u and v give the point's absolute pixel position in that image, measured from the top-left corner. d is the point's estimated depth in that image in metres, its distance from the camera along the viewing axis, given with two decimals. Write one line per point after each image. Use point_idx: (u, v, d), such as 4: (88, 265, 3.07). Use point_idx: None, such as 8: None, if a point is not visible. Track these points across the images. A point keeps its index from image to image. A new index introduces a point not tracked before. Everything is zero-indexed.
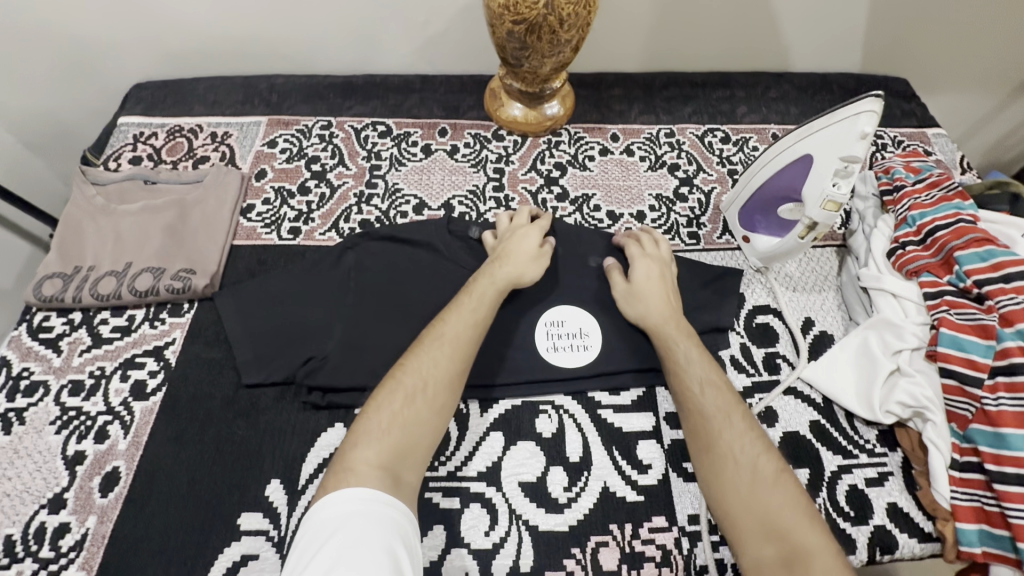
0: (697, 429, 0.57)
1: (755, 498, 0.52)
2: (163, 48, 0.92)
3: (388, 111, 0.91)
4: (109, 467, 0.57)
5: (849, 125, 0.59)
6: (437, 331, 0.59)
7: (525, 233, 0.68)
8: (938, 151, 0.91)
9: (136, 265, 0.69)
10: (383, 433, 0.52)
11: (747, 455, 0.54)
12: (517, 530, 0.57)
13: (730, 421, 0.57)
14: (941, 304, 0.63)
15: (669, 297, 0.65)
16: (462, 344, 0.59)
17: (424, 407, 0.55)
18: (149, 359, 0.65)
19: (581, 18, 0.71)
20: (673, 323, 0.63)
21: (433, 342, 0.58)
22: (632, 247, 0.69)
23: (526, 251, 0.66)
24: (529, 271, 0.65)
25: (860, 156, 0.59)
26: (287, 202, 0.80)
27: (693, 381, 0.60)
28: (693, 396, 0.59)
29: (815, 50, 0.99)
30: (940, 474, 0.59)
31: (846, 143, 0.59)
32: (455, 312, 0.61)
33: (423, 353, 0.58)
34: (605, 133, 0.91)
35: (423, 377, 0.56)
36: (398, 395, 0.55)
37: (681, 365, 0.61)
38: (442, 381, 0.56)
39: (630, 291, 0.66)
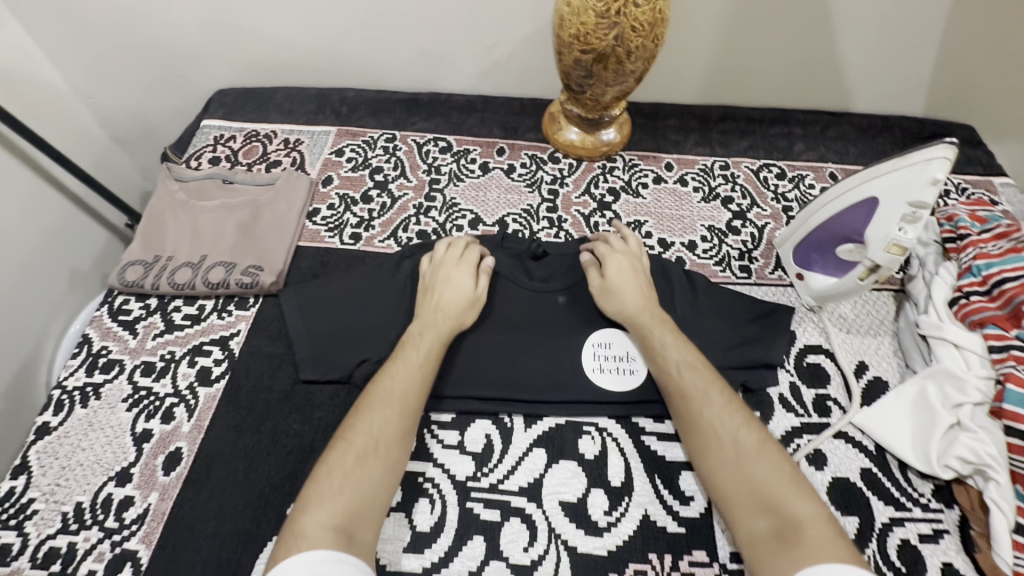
0: (681, 408, 0.60)
1: (741, 470, 0.55)
2: (247, 58, 0.99)
3: (450, 128, 0.94)
4: (172, 447, 0.61)
5: (920, 171, 0.58)
6: (384, 384, 0.59)
7: (456, 267, 0.69)
8: (1005, 201, 0.88)
9: (210, 258, 0.73)
10: (333, 496, 0.52)
11: (728, 429, 0.57)
12: (556, 549, 0.57)
13: (710, 397, 0.59)
14: (1008, 358, 0.62)
15: (640, 286, 0.68)
16: (412, 400, 0.59)
17: (376, 466, 0.55)
18: (214, 348, 0.68)
19: (649, 50, 0.73)
20: (646, 309, 0.66)
21: (381, 398, 0.58)
22: (602, 244, 0.72)
23: (463, 289, 0.67)
24: (470, 311, 0.66)
25: (931, 202, 0.58)
26: (350, 209, 0.84)
27: (671, 364, 0.62)
28: (672, 377, 0.62)
29: (876, 92, 0.99)
30: (1002, 537, 0.56)
31: (915, 189, 0.59)
32: (401, 363, 0.61)
33: (372, 411, 0.57)
34: (659, 162, 0.92)
35: (374, 437, 0.56)
36: (351, 455, 0.55)
37: (658, 348, 0.63)
38: (394, 438, 0.56)
39: (606, 286, 0.67)
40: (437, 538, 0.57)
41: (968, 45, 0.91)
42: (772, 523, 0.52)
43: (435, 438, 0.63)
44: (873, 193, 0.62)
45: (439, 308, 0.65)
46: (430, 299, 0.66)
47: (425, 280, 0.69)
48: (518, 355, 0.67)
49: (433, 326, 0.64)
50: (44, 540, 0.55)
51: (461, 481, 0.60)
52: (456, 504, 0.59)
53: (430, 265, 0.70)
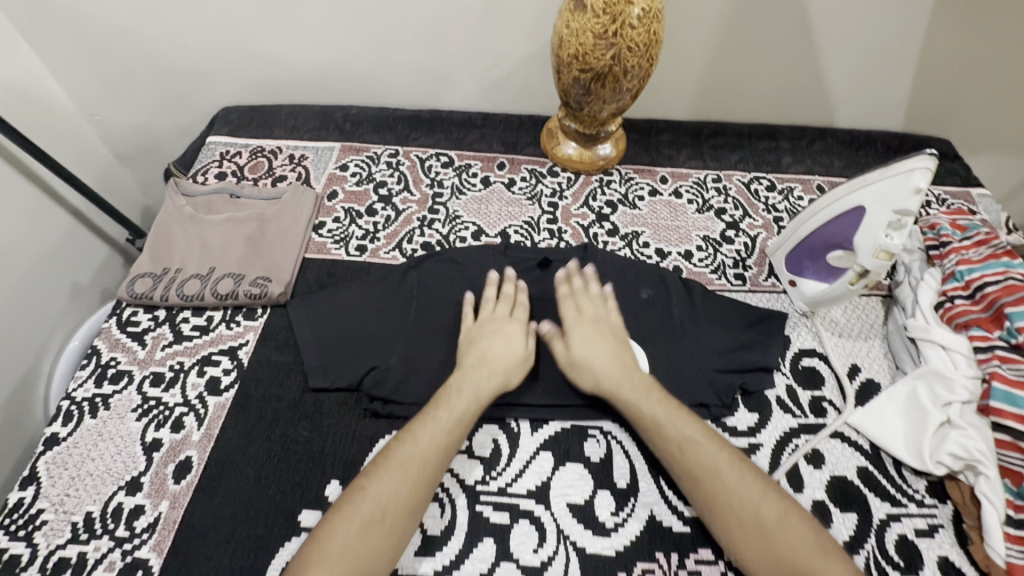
0: (694, 489, 0.58)
1: (768, 545, 0.53)
2: (252, 77, 1.02)
3: (451, 144, 0.97)
4: (183, 456, 0.61)
5: (902, 180, 0.62)
6: (405, 450, 0.57)
7: (505, 326, 0.68)
8: (982, 211, 0.93)
9: (218, 270, 0.75)
10: (334, 562, 0.50)
11: (748, 503, 0.55)
12: (565, 550, 0.58)
13: (722, 472, 0.57)
14: (992, 359, 0.65)
15: (610, 355, 0.66)
16: (429, 468, 0.57)
17: (381, 538, 0.53)
18: (223, 357, 0.69)
19: (644, 70, 0.77)
20: (621, 381, 0.64)
21: (398, 463, 0.57)
22: (569, 312, 0.70)
23: (513, 349, 0.66)
24: (517, 372, 0.65)
25: (914, 210, 0.62)
26: (355, 222, 0.86)
27: (674, 440, 0.60)
28: (679, 456, 0.59)
29: (858, 109, 1.04)
30: (994, 530, 0.58)
31: (900, 198, 0.62)
32: (428, 426, 0.59)
33: (385, 475, 0.56)
34: (654, 175, 0.95)
35: (382, 505, 0.54)
36: (356, 522, 0.53)
37: (656, 425, 0.61)
38: (404, 509, 0.54)
39: (573, 359, 0.66)
40: (448, 541, 0.58)
41: (941, 64, 0.97)
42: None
43: None
44: (859, 202, 0.65)
45: (484, 367, 0.64)
46: (477, 356, 0.65)
47: (471, 333, 0.68)
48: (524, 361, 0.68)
49: (472, 387, 0.63)
50: (54, 550, 0.55)
51: (470, 485, 0.61)
52: (465, 507, 0.60)
53: (478, 322, 0.68)
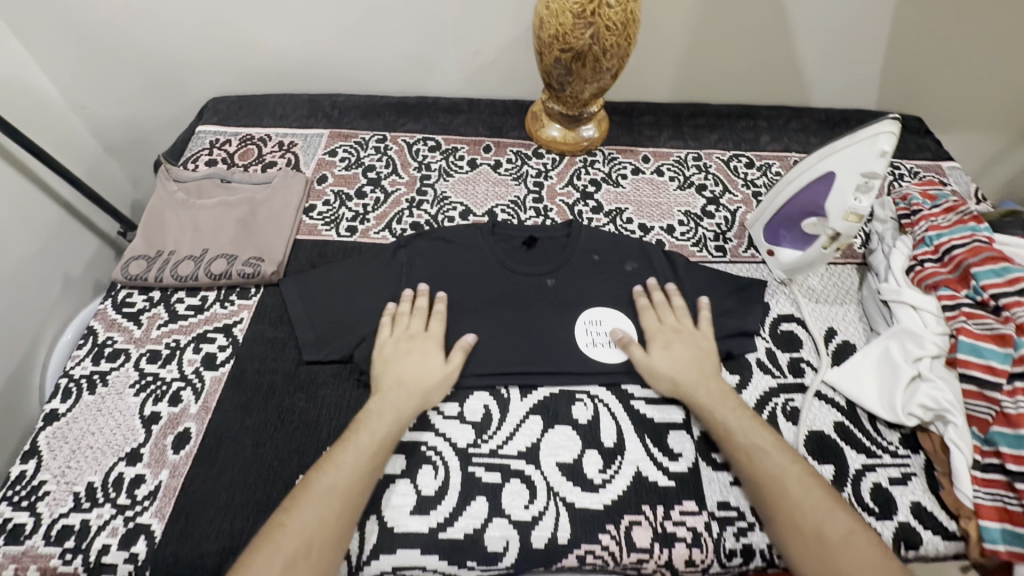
0: (758, 493, 0.59)
1: (831, 559, 0.53)
2: (239, 67, 1.03)
3: (438, 129, 0.99)
4: (182, 427, 0.63)
5: (869, 145, 0.64)
6: (328, 477, 0.56)
7: (422, 343, 0.67)
8: (953, 182, 0.96)
9: (211, 251, 0.76)
10: None
11: (813, 517, 0.55)
12: (555, 506, 0.60)
13: (790, 483, 0.57)
14: (958, 315, 0.68)
15: (689, 365, 0.67)
16: (350, 495, 0.56)
17: (308, 574, 0.51)
18: (219, 334, 0.71)
19: (622, 49, 0.79)
20: (697, 387, 0.65)
21: (319, 493, 0.55)
22: (648, 318, 0.71)
23: (431, 367, 0.65)
24: (437, 390, 0.65)
25: (882, 173, 0.65)
26: (345, 204, 0.87)
27: (744, 446, 0.61)
28: (746, 462, 0.60)
29: (832, 88, 1.07)
30: (962, 474, 0.61)
31: (867, 161, 0.65)
32: (350, 451, 0.58)
33: (306, 507, 0.54)
34: (637, 155, 0.98)
35: (306, 539, 0.53)
36: (278, 559, 0.51)
37: (729, 431, 0.62)
38: (329, 540, 0.53)
39: (648, 363, 0.67)
40: (442, 500, 0.60)
41: (909, 42, 1.00)
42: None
43: (436, 411, 0.66)
44: (830, 168, 0.68)
45: (402, 386, 0.63)
46: (395, 375, 0.64)
47: (388, 353, 0.66)
48: (513, 331, 0.71)
49: (392, 409, 0.62)
50: (56, 519, 0.56)
51: (462, 448, 0.64)
52: (458, 468, 0.62)
53: (394, 337, 0.68)
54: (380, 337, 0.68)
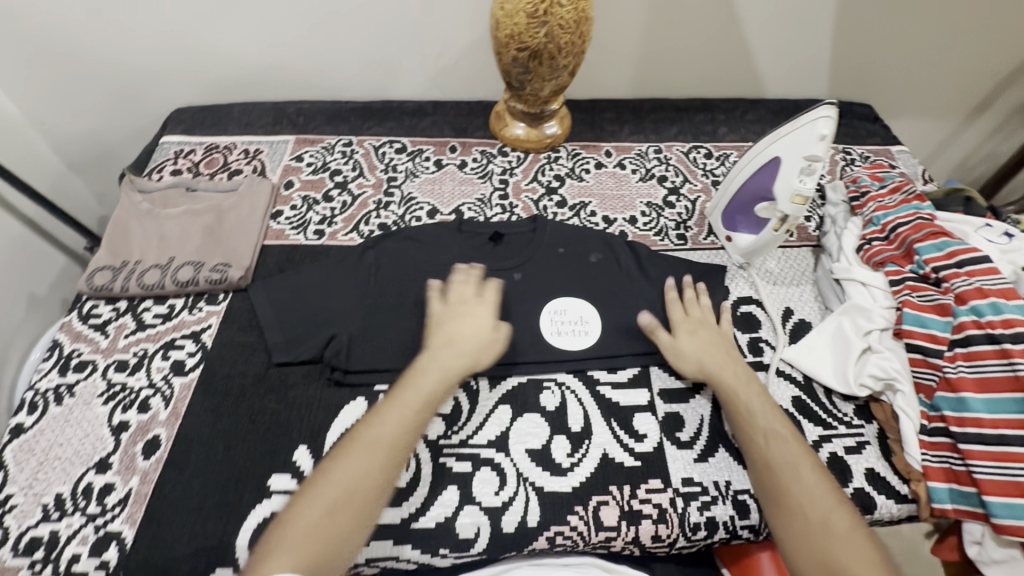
0: (765, 478, 0.58)
1: (823, 544, 0.53)
2: (202, 77, 1.03)
3: (404, 131, 1.01)
4: (151, 434, 0.63)
5: (809, 129, 0.68)
6: (372, 430, 0.58)
7: (473, 309, 0.68)
8: (902, 165, 1.00)
9: (178, 259, 0.76)
10: (298, 545, 0.50)
11: (820, 509, 0.55)
12: (525, 491, 0.61)
13: (799, 474, 0.57)
14: (903, 288, 0.71)
15: (713, 351, 0.69)
16: (394, 452, 0.57)
17: (346, 522, 0.53)
18: (187, 341, 0.71)
19: (577, 47, 0.82)
20: (718, 373, 0.67)
21: (364, 445, 0.57)
22: (675, 308, 0.73)
23: (482, 330, 0.67)
24: (487, 353, 0.66)
25: (823, 155, 0.67)
26: (312, 208, 0.88)
27: (759, 430, 0.61)
28: (759, 445, 0.60)
29: (786, 80, 1.11)
30: (911, 439, 0.64)
31: (808, 145, 0.68)
32: (395, 407, 0.59)
33: (351, 456, 0.56)
34: (599, 150, 1.01)
35: (347, 488, 0.54)
36: (322, 504, 0.53)
37: (745, 414, 0.63)
38: (371, 491, 0.54)
39: (675, 346, 0.69)
40: (414, 491, 0.61)
41: (855, 33, 1.04)
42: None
43: None
44: (776, 152, 0.71)
45: (450, 347, 0.64)
46: (443, 337, 0.65)
47: (440, 315, 0.68)
48: None
49: (438, 369, 0.63)
50: (25, 530, 0.56)
51: (433, 440, 0.65)
52: (429, 460, 0.63)
53: (447, 304, 0.69)
54: (430, 305, 0.70)
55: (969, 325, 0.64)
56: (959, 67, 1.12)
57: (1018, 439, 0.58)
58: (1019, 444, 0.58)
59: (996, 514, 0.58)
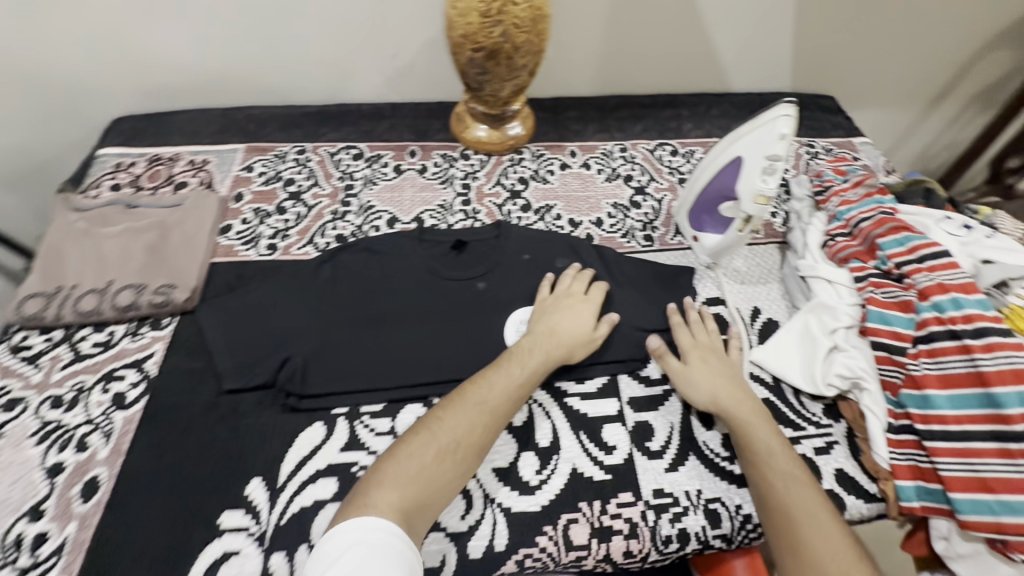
0: (779, 525, 0.56)
1: None
2: (141, 84, 0.97)
3: (360, 136, 0.97)
4: (89, 475, 0.59)
5: (770, 128, 0.67)
6: (479, 393, 0.60)
7: (575, 301, 0.70)
8: (864, 157, 1.00)
9: (117, 282, 0.71)
10: (409, 481, 0.53)
11: (838, 561, 0.52)
12: (492, 512, 0.59)
13: (816, 526, 0.54)
14: (867, 285, 0.71)
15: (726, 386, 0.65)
16: (496, 416, 0.59)
17: (451, 470, 0.55)
18: (129, 371, 0.67)
19: (534, 45, 0.79)
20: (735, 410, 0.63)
21: (471, 403, 0.59)
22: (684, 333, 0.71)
23: (581, 327, 0.68)
24: (580, 349, 0.68)
25: (784, 154, 0.67)
26: (264, 221, 0.84)
27: (776, 475, 0.58)
28: (778, 490, 0.57)
29: (750, 73, 1.10)
30: (878, 438, 0.64)
31: (769, 144, 0.67)
32: (502, 374, 0.62)
33: (461, 411, 0.58)
34: (564, 150, 0.98)
35: (457, 438, 0.57)
36: (432, 448, 0.55)
37: (763, 456, 0.59)
38: (474, 446, 0.57)
39: (684, 373, 0.67)
40: None
41: (815, 25, 1.04)
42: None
43: (367, 428, 0.65)
44: (738, 152, 0.70)
45: (554, 337, 0.67)
46: (549, 326, 0.67)
47: (545, 305, 0.70)
48: (443, 339, 0.70)
49: (542, 351, 0.65)
50: None
51: None
52: None
53: (554, 295, 0.71)
54: (539, 291, 0.73)
55: (931, 321, 0.64)
56: (917, 57, 1.13)
57: (980, 435, 0.59)
58: (980, 439, 0.59)
59: (962, 511, 0.58)
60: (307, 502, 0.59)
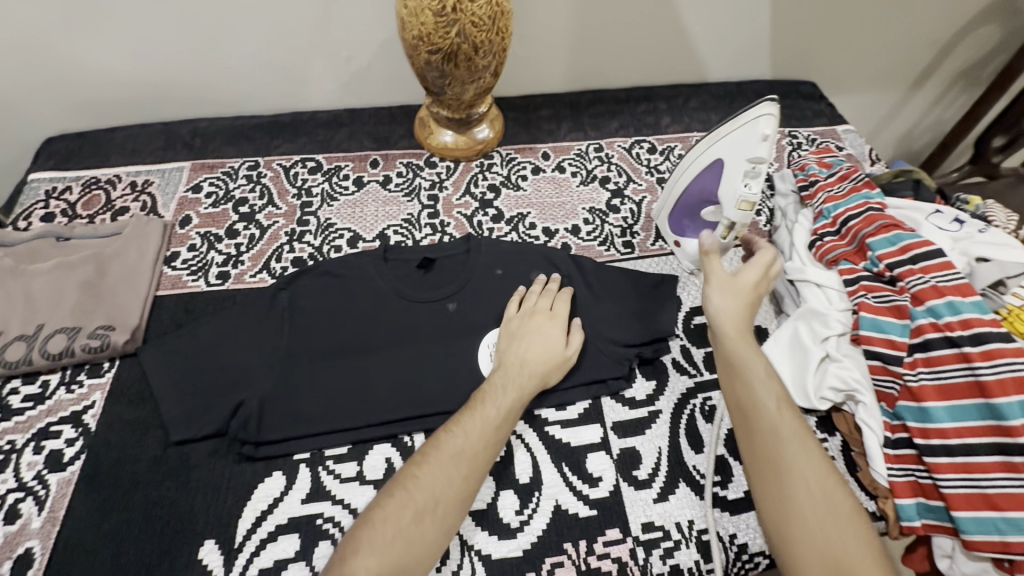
0: (767, 458, 0.55)
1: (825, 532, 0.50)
2: (72, 100, 0.89)
3: (317, 147, 0.90)
4: (22, 549, 0.54)
5: (752, 127, 0.62)
6: (454, 442, 0.55)
7: (542, 318, 0.65)
8: (849, 146, 0.97)
9: (48, 326, 0.65)
10: (385, 546, 0.48)
11: (824, 492, 0.52)
12: (470, 561, 0.55)
13: (804, 455, 0.54)
14: (858, 289, 0.67)
15: (745, 314, 0.62)
16: (475, 463, 0.54)
17: (431, 530, 0.50)
18: (66, 426, 0.61)
19: (496, 44, 0.73)
20: (734, 332, 0.61)
21: (447, 454, 0.54)
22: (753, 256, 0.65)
23: (553, 350, 0.64)
24: (555, 373, 0.63)
25: (768, 157, 0.62)
26: (214, 247, 0.78)
27: (768, 401, 0.57)
28: (766, 421, 0.56)
29: (729, 61, 1.05)
30: (876, 454, 0.61)
31: (750, 145, 0.63)
32: (478, 418, 0.56)
33: (437, 465, 0.53)
34: (536, 152, 0.93)
35: (435, 495, 0.51)
36: (408, 509, 0.50)
37: (754, 381, 0.58)
38: (454, 501, 0.52)
39: (732, 282, 0.63)
40: None
41: (795, 8, 0.99)
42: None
43: (331, 474, 0.60)
44: (720, 154, 0.66)
45: (525, 367, 0.62)
46: (518, 355, 0.62)
47: (511, 327, 0.65)
48: (411, 371, 0.64)
49: (515, 387, 0.60)
50: None
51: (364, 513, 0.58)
52: None
53: (521, 314, 0.66)
54: (506, 310, 0.68)
55: (928, 329, 0.60)
56: (899, 37, 1.09)
57: (981, 449, 0.56)
58: (982, 453, 0.55)
59: (965, 531, 0.55)
60: (267, 564, 0.55)
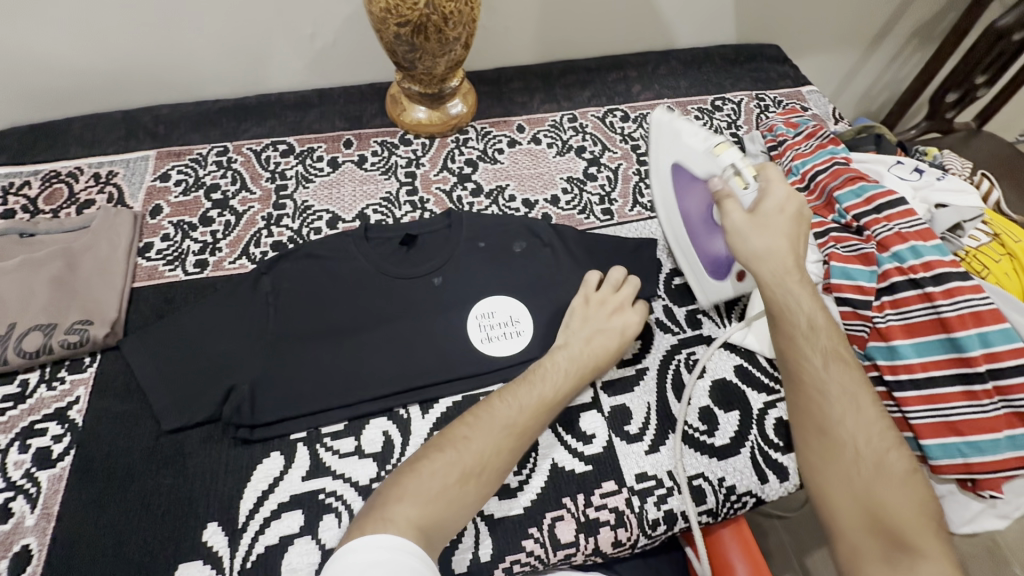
0: (812, 409, 0.57)
1: (869, 488, 0.52)
2: (19, 91, 0.84)
3: (288, 129, 0.88)
4: (18, 547, 0.53)
5: (660, 128, 0.66)
6: (506, 413, 0.56)
7: (625, 314, 0.66)
8: (813, 106, 0.99)
9: (20, 325, 0.62)
10: (425, 498, 0.49)
11: (876, 448, 0.53)
12: (474, 522, 0.57)
13: (855, 411, 0.55)
14: (828, 240, 0.69)
15: (784, 245, 0.58)
16: (519, 435, 0.56)
17: (475, 490, 0.52)
18: (51, 424, 0.60)
19: (465, 15, 0.72)
20: (779, 282, 0.58)
21: (497, 425, 0.55)
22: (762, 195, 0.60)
23: (615, 345, 0.65)
24: (604, 366, 0.64)
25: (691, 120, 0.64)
26: (188, 236, 0.76)
27: (814, 353, 0.57)
28: (812, 373, 0.57)
29: (695, 27, 1.06)
30: None
31: (673, 129, 0.64)
32: (528, 390, 0.59)
33: (485, 431, 0.55)
34: (511, 125, 0.93)
35: (479, 458, 0.53)
36: (456, 469, 0.52)
37: (802, 333, 0.58)
38: (498, 465, 0.54)
39: (751, 221, 0.59)
40: None
41: None
42: (884, 550, 0.49)
43: (329, 450, 0.61)
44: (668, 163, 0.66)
45: (589, 351, 0.63)
46: (586, 336, 0.64)
47: (584, 305, 0.66)
48: (402, 346, 0.65)
49: (571, 369, 0.62)
50: None
51: (365, 485, 0.59)
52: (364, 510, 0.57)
53: (600, 295, 0.67)
54: (587, 275, 0.69)
55: (893, 273, 0.63)
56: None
57: (945, 380, 0.60)
58: (945, 384, 0.60)
59: (933, 457, 0.59)
60: (273, 540, 0.55)
